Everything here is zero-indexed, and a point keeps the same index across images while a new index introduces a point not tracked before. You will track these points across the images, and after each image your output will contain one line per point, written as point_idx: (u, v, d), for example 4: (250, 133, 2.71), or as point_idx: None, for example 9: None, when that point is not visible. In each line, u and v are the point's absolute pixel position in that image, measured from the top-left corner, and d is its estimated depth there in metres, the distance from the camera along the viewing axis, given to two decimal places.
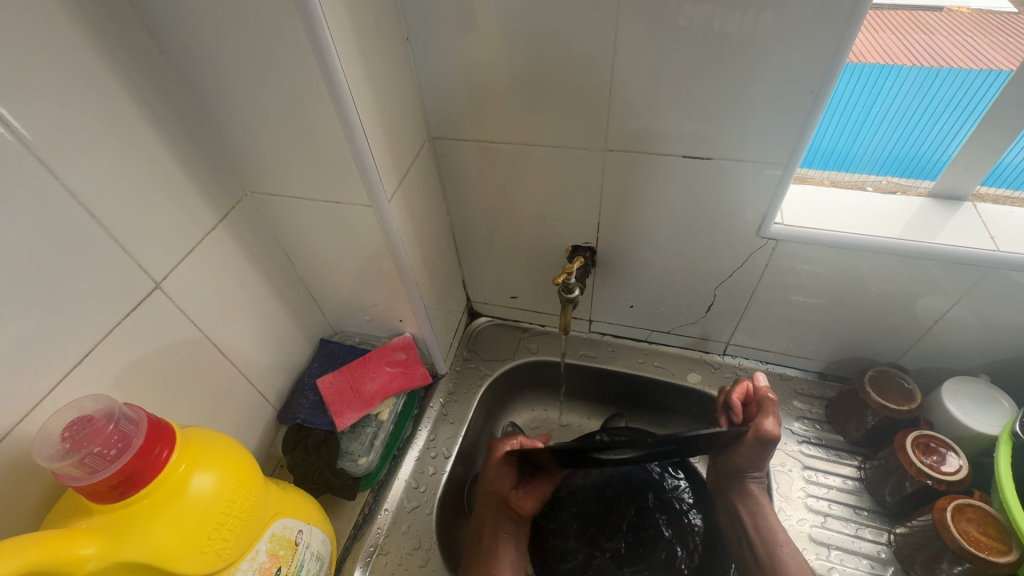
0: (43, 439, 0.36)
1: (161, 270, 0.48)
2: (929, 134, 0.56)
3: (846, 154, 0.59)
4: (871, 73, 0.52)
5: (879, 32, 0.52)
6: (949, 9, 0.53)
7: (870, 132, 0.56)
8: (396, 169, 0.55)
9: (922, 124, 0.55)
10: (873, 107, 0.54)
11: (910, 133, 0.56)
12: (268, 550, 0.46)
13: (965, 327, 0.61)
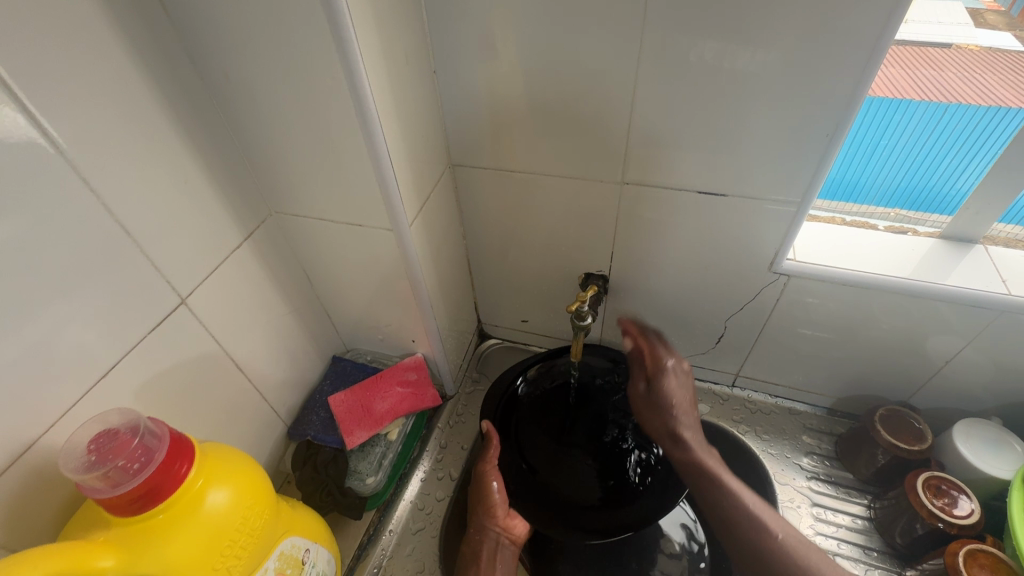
0: (70, 450, 0.36)
1: (187, 285, 0.49)
2: (937, 168, 0.57)
3: (854, 185, 0.61)
4: (879, 105, 0.53)
5: (888, 66, 0.54)
6: (958, 45, 0.53)
7: (880, 162, 0.58)
8: (417, 195, 0.56)
9: (930, 158, 0.56)
10: (882, 139, 0.56)
11: (918, 167, 0.57)
12: (276, 568, 0.46)
13: (977, 368, 0.61)
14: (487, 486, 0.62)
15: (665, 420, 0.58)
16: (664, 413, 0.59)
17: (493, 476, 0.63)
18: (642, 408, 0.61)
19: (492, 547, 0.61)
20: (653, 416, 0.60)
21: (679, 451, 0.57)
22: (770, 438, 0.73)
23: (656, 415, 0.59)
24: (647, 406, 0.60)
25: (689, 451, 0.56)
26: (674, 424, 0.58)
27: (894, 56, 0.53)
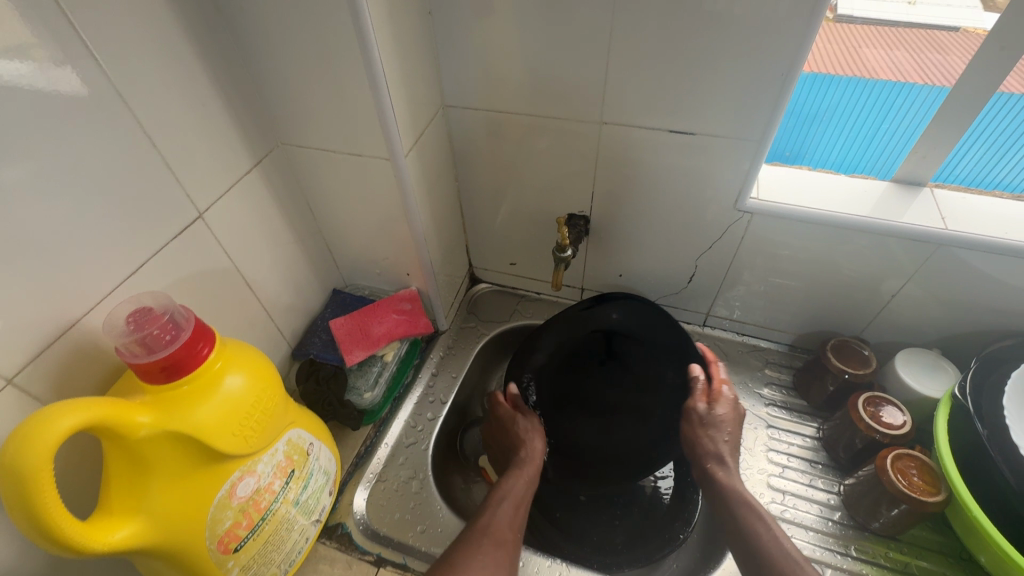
0: (112, 321, 0.42)
1: (203, 202, 0.54)
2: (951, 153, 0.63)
3: (856, 166, 0.67)
4: (882, 89, 0.60)
5: (896, 50, 0.61)
6: (966, 29, 0.56)
7: (878, 144, 0.65)
8: (412, 128, 0.61)
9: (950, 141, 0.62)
10: (883, 120, 0.63)
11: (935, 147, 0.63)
12: (284, 451, 0.53)
13: (919, 303, 0.68)
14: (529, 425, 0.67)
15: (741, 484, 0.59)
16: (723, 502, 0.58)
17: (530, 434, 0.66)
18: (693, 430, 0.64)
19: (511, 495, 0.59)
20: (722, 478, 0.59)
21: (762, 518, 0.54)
22: (733, 370, 0.80)
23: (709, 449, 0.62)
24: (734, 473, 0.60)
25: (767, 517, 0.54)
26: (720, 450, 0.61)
27: (890, 38, 0.62)
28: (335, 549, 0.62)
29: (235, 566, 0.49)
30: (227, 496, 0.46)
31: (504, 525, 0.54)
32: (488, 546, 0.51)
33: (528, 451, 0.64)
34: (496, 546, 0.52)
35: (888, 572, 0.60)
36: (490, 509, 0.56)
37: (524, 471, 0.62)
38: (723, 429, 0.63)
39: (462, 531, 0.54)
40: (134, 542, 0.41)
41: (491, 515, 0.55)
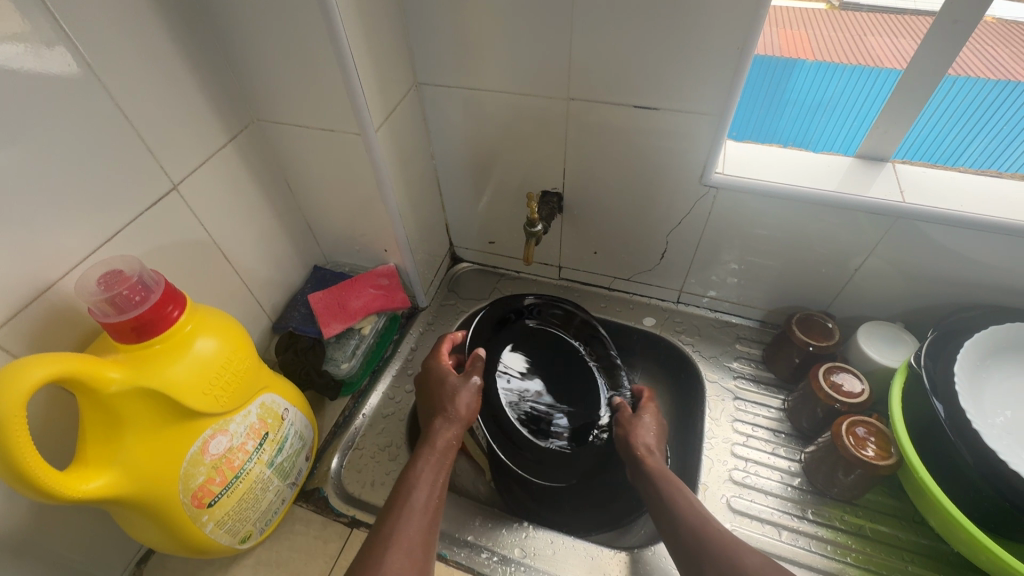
0: (85, 281, 0.44)
1: (179, 174, 0.56)
2: (944, 140, 0.65)
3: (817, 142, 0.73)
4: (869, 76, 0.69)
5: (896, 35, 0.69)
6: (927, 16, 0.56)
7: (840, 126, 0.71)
8: (384, 104, 0.62)
9: (942, 127, 0.64)
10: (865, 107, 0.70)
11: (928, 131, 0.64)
12: (258, 414, 0.55)
13: (881, 277, 0.69)
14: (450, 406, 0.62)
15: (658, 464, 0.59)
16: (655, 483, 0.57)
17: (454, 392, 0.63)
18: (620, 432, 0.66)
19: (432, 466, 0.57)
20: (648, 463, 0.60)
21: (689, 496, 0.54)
22: (704, 345, 0.82)
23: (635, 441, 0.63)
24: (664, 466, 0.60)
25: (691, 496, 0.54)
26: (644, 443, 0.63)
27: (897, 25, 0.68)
28: (311, 512, 0.64)
29: (209, 520, 0.51)
30: (199, 453, 0.48)
31: (415, 521, 0.51)
32: (393, 557, 0.47)
33: (447, 433, 0.60)
34: (405, 555, 0.48)
35: (844, 534, 0.62)
36: (401, 506, 0.52)
37: (439, 455, 0.58)
38: (650, 427, 0.65)
39: (372, 536, 0.50)
40: (109, 492, 0.43)
41: (401, 515, 0.51)
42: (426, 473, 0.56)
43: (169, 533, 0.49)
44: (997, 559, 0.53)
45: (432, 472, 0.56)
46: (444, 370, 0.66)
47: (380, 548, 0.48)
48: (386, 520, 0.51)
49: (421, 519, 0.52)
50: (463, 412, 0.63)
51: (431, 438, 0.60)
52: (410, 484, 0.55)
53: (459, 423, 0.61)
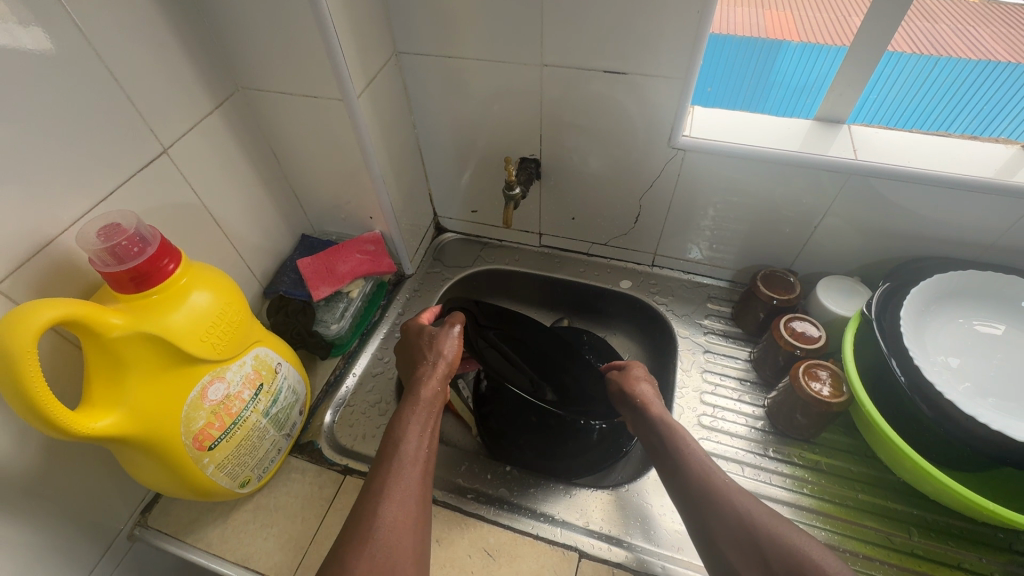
0: (84, 233, 0.47)
1: (168, 138, 0.58)
2: (929, 117, 0.71)
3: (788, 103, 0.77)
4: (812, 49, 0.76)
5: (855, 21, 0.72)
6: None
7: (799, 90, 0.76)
8: (364, 70, 0.65)
9: (926, 104, 0.71)
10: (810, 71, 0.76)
11: (915, 108, 0.71)
12: (252, 365, 0.58)
13: (838, 234, 0.74)
14: (433, 357, 0.69)
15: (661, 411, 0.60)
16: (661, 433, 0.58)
17: (439, 350, 0.69)
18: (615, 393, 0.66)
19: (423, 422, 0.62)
20: (649, 408, 0.61)
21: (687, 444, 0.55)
22: (677, 304, 0.86)
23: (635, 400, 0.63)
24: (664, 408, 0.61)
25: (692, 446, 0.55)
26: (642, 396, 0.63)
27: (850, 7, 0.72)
28: (306, 461, 0.68)
29: (210, 462, 0.55)
30: (199, 397, 0.52)
31: (408, 473, 0.56)
32: (388, 505, 0.53)
33: (430, 384, 0.65)
34: (399, 502, 0.54)
35: (802, 468, 0.68)
36: (393, 457, 0.57)
37: (425, 404, 0.63)
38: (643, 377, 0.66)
39: (368, 484, 0.55)
40: (116, 431, 0.46)
41: (393, 467, 0.56)
42: (414, 424, 0.61)
43: (173, 473, 0.53)
44: (938, 484, 0.57)
45: (420, 421, 0.61)
46: (420, 323, 0.74)
47: (375, 497, 0.53)
48: (380, 472, 0.56)
49: (413, 466, 0.57)
50: (445, 362, 0.69)
51: (415, 389, 0.65)
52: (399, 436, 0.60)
53: (441, 373, 0.67)
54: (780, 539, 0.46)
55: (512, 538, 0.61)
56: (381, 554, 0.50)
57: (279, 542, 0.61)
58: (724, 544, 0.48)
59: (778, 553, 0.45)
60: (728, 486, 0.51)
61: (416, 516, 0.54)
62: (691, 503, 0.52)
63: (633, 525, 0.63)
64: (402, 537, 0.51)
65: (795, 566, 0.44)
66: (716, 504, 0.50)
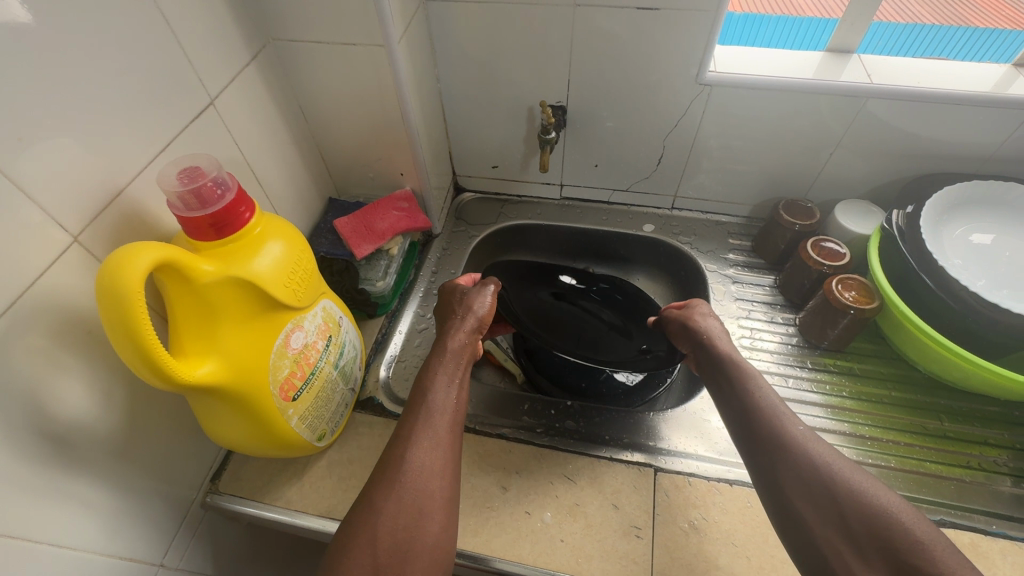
0: (163, 177, 0.46)
1: (213, 89, 0.56)
2: (882, 48, 0.76)
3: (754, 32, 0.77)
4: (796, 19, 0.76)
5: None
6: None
7: (775, 31, 0.77)
8: (402, 15, 0.63)
9: (882, 39, 0.75)
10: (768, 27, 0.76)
11: (871, 42, 0.76)
12: (322, 317, 0.58)
13: (848, 164, 0.80)
14: (461, 311, 0.66)
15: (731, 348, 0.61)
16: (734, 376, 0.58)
17: (468, 308, 0.66)
18: (680, 333, 0.67)
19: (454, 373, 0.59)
20: (720, 348, 0.61)
21: (759, 388, 0.55)
22: (699, 242, 0.90)
23: (704, 343, 0.63)
24: (732, 345, 0.62)
25: (764, 391, 0.55)
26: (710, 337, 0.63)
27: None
28: (370, 415, 0.68)
29: (294, 414, 0.55)
30: (284, 346, 0.52)
31: (437, 421, 0.54)
32: (416, 449, 0.51)
33: (458, 336, 0.63)
34: (428, 449, 0.52)
35: (837, 375, 0.73)
36: (421, 406, 0.55)
37: (451, 355, 0.61)
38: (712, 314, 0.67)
39: (395, 432, 0.54)
40: (214, 379, 0.46)
41: (420, 414, 0.54)
42: (442, 374, 0.58)
43: (261, 425, 0.53)
44: (983, 373, 0.63)
45: (449, 371, 0.59)
46: (453, 283, 0.71)
47: (402, 441, 0.52)
48: (407, 421, 0.54)
49: (441, 415, 0.55)
50: (474, 316, 0.66)
51: (443, 341, 0.63)
52: (427, 386, 0.58)
53: (469, 327, 0.64)
54: (862, 499, 0.45)
55: (589, 462, 0.63)
56: (408, 497, 0.48)
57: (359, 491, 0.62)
58: (793, 495, 0.48)
59: (858, 513, 0.44)
60: (800, 436, 0.50)
61: (445, 462, 0.52)
62: (759, 454, 0.51)
63: (693, 436, 0.67)
64: (430, 481, 0.50)
65: (880, 529, 0.43)
66: (786, 453, 0.49)
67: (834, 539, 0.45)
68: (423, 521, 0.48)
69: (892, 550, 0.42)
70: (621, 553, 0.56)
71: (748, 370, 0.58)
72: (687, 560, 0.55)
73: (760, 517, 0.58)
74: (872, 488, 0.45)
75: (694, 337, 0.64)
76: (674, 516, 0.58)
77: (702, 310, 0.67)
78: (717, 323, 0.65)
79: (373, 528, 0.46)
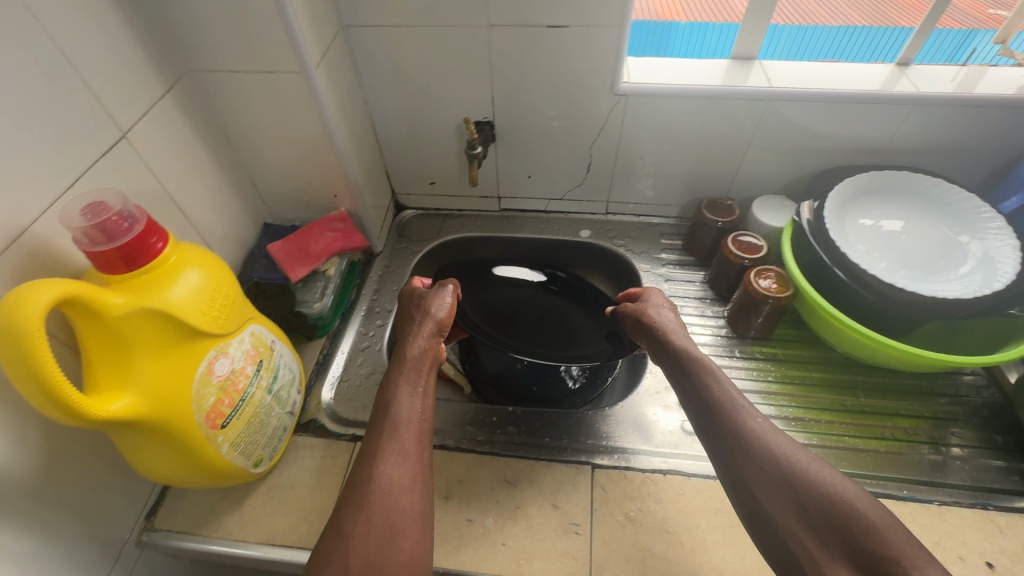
0: (67, 212, 0.46)
1: (125, 122, 0.56)
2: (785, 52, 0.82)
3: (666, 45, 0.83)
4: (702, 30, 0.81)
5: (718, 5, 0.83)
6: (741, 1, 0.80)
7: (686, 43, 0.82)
8: (318, 42, 0.65)
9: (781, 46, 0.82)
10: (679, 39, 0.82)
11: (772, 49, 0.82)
12: (251, 342, 0.58)
13: (761, 162, 0.85)
14: (420, 317, 0.65)
15: (681, 338, 0.63)
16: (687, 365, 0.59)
17: (428, 313, 0.66)
18: (636, 326, 0.68)
19: (417, 381, 0.58)
20: (674, 340, 0.62)
21: (712, 373, 0.57)
22: (633, 244, 0.94)
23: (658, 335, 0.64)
24: (683, 338, 0.63)
25: (720, 379, 0.56)
26: (666, 328, 0.65)
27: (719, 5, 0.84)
28: (312, 437, 0.68)
29: (225, 441, 0.55)
30: (207, 373, 0.51)
31: (404, 434, 0.53)
32: (384, 467, 0.50)
33: (416, 343, 0.62)
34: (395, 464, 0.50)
35: (764, 361, 0.77)
36: (384, 420, 0.54)
37: (412, 363, 0.60)
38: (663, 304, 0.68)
39: (360, 451, 0.52)
40: (133, 412, 0.46)
41: (385, 430, 0.53)
42: (404, 385, 0.57)
43: (190, 455, 0.52)
44: (891, 351, 0.68)
45: (410, 381, 0.58)
46: (411, 288, 0.72)
47: (369, 459, 0.50)
48: (371, 437, 0.52)
49: (407, 427, 0.54)
50: (433, 319, 0.65)
51: (403, 350, 0.62)
52: (389, 399, 0.56)
53: (428, 331, 0.64)
54: (817, 483, 0.46)
55: (529, 465, 0.65)
56: (377, 518, 0.47)
57: (301, 514, 0.62)
58: (755, 485, 0.49)
59: (815, 497, 0.46)
60: (755, 423, 0.52)
61: (414, 476, 0.51)
62: (721, 444, 0.52)
63: (632, 431, 0.69)
64: (400, 498, 0.48)
65: (830, 509, 0.45)
66: (743, 444, 0.51)
67: (794, 526, 0.46)
68: (394, 541, 0.46)
69: (845, 530, 0.44)
70: (562, 550, 0.58)
71: (696, 357, 0.59)
72: (624, 551, 0.57)
73: (691, 503, 0.61)
74: (821, 472, 0.47)
75: (648, 328, 0.66)
76: (611, 509, 0.60)
77: (656, 301, 0.69)
78: (671, 315, 0.67)
79: (344, 553, 0.45)
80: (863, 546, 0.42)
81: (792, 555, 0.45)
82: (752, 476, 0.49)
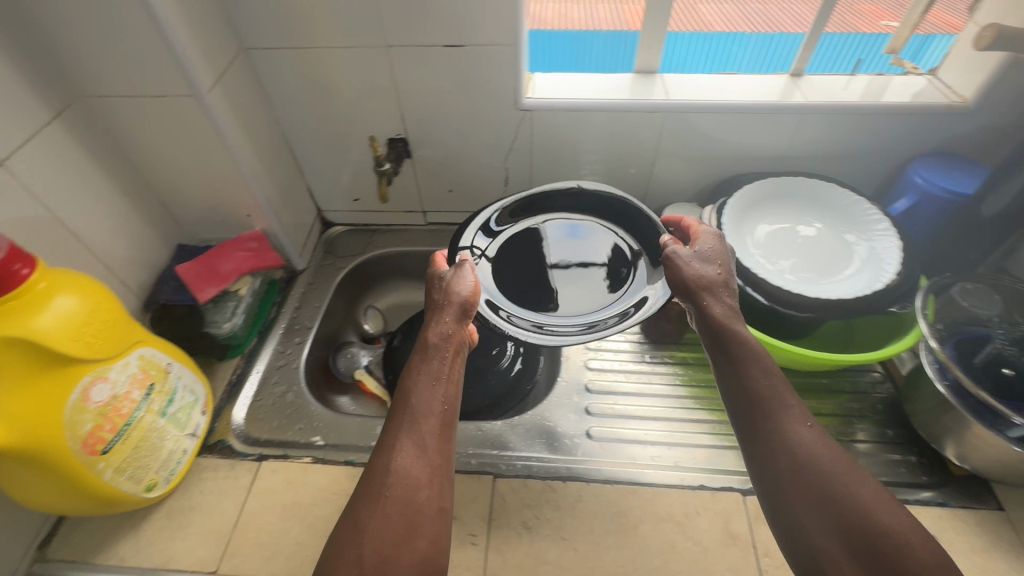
0: None
1: (3, 150, 0.56)
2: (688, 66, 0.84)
3: (571, 60, 0.84)
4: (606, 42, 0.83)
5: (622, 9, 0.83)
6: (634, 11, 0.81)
7: (590, 55, 0.84)
8: (210, 65, 0.65)
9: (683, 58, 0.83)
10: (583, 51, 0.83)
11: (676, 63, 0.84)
12: (139, 365, 0.58)
13: (670, 170, 0.87)
14: (443, 299, 0.62)
15: (719, 307, 0.58)
16: (717, 335, 0.57)
17: (458, 296, 0.62)
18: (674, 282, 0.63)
19: (438, 368, 0.55)
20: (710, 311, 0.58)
21: (750, 347, 0.54)
22: None
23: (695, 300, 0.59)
24: (732, 312, 0.58)
25: (760, 353, 0.54)
26: (711, 289, 0.59)
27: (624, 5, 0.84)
28: (217, 459, 0.68)
29: (108, 467, 0.54)
30: (82, 400, 0.51)
31: (426, 425, 0.51)
32: (401, 457, 0.48)
33: (442, 327, 0.59)
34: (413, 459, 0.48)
35: (675, 365, 0.78)
36: (404, 410, 0.52)
37: (436, 350, 0.57)
38: (710, 255, 0.62)
39: (379, 438, 0.50)
40: None
41: (404, 422, 0.51)
42: (426, 372, 0.55)
43: (68, 483, 0.52)
44: (787, 351, 0.69)
45: (433, 369, 0.55)
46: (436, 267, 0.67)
47: (388, 448, 0.48)
48: (393, 425, 0.51)
49: (428, 419, 0.51)
50: (457, 300, 0.61)
51: (426, 334, 0.58)
52: (410, 387, 0.54)
53: (455, 316, 0.60)
54: (840, 477, 0.46)
55: None
56: (394, 512, 0.45)
57: (199, 537, 0.61)
58: (784, 469, 0.48)
59: (840, 487, 0.45)
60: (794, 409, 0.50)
61: (430, 470, 0.49)
62: (754, 426, 0.51)
63: (539, 441, 0.69)
64: (415, 494, 0.47)
65: (847, 502, 0.44)
66: (777, 426, 0.50)
67: (816, 521, 0.45)
68: (410, 540, 0.44)
69: (864, 525, 0.43)
70: (457, 562, 0.58)
71: (720, 329, 0.56)
72: (517, 560, 0.58)
73: (587, 509, 0.62)
74: (845, 467, 0.46)
75: (687, 287, 0.60)
76: (509, 518, 0.61)
77: (704, 251, 0.62)
78: (721, 275, 0.60)
79: (359, 544, 0.43)
80: (873, 541, 0.42)
81: (810, 544, 0.45)
82: (785, 455, 0.48)
